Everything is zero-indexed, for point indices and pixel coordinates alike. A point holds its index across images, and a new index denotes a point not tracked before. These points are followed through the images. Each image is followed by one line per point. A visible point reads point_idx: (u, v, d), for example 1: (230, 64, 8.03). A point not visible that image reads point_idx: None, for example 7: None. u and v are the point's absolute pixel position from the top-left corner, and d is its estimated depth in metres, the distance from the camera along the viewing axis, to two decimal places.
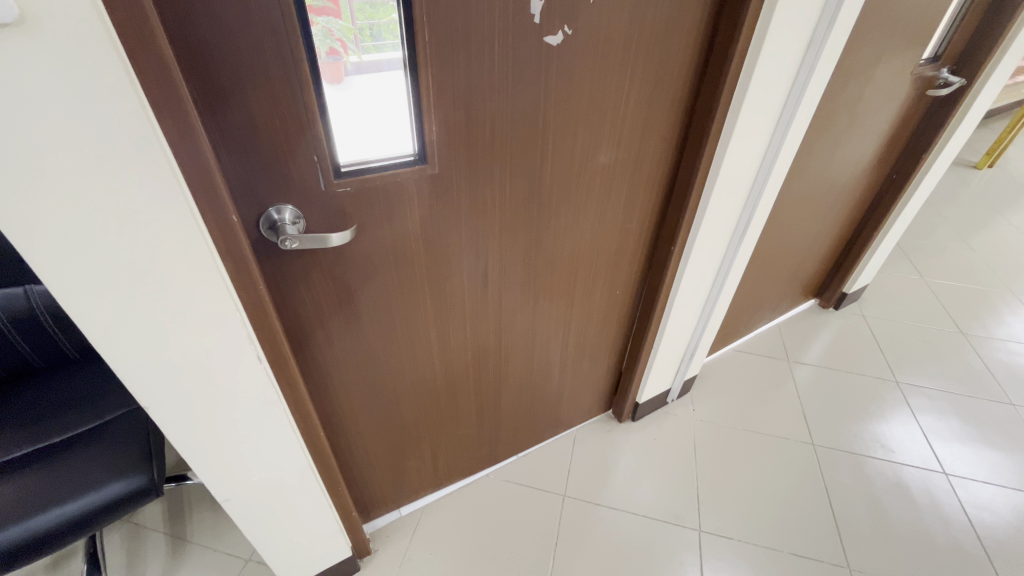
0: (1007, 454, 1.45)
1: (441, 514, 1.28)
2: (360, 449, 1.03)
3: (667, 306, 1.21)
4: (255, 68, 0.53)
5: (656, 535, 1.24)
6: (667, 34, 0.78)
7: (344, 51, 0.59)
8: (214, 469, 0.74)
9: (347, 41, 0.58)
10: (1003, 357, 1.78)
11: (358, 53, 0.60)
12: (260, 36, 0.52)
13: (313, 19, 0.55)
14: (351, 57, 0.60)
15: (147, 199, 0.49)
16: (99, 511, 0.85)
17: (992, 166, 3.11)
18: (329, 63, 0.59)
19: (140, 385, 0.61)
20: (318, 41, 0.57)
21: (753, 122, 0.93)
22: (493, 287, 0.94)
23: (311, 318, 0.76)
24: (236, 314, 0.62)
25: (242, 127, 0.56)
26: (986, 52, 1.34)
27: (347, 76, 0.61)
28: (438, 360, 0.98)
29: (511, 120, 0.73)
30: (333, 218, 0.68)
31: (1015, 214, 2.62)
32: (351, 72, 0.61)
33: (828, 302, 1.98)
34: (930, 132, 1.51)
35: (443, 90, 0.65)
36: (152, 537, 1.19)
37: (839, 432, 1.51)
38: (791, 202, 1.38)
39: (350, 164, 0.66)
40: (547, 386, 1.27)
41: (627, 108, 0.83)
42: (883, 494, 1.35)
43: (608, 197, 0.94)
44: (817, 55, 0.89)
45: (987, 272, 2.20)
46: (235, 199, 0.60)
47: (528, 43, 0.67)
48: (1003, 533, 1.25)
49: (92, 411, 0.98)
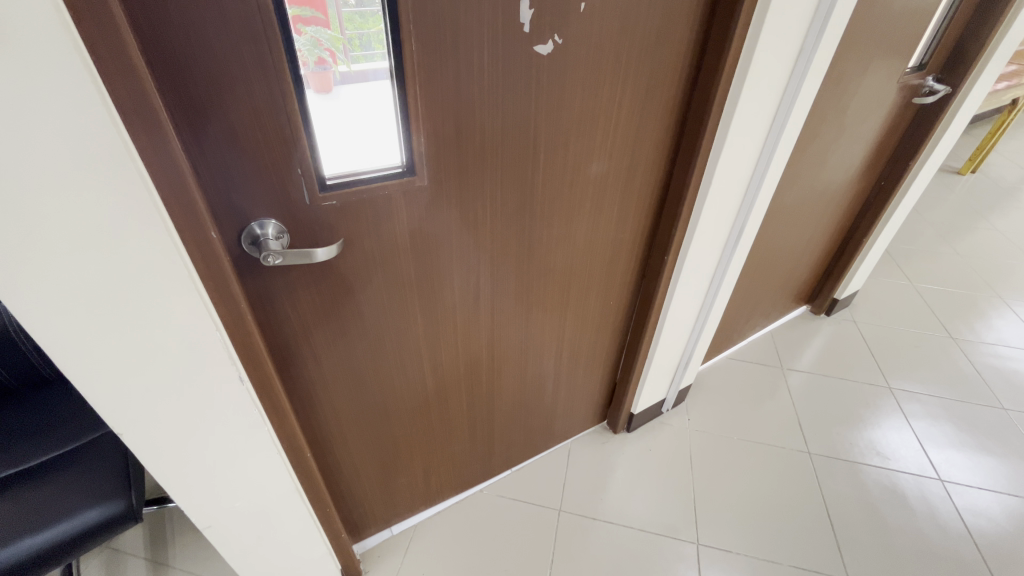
0: (1000, 459, 1.45)
1: (434, 532, 1.24)
2: (350, 469, 1.00)
3: (662, 316, 1.19)
4: (235, 80, 0.51)
5: (653, 549, 1.22)
6: (658, 43, 0.77)
7: (332, 60, 0.57)
8: (192, 497, 0.70)
9: (335, 50, 0.57)
10: (993, 362, 1.79)
11: (347, 62, 0.58)
12: (240, 45, 0.50)
13: (299, 29, 0.54)
14: (340, 67, 0.58)
15: (124, 217, 0.47)
16: (75, 540, 0.81)
17: (975, 171, 3.16)
18: (317, 73, 0.57)
19: (113, 412, 0.57)
20: (305, 51, 0.55)
21: (744, 131, 0.92)
22: (485, 301, 0.92)
23: (297, 335, 0.74)
24: (217, 334, 0.60)
25: (221, 139, 0.54)
26: (971, 60, 1.36)
27: (335, 85, 0.59)
28: (429, 373, 0.95)
29: (503, 130, 0.72)
30: (318, 231, 0.66)
31: (999, 219, 2.66)
32: (339, 82, 0.59)
33: (820, 308, 1.98)
34: (916, 140, 1.52)
35: (430, 100, 0.64)
36: (132, 562, 1.14)
37: (835, 439, 1.50)
38: (783, 208, 1.38)
39: (336, 176, 0.64)
40: (540, 398, 1.24)
41: (619, 117, 0.82)
42: (881, 502, 1.34)
43: (600, 208, 0.93)
44: (807, 65, 0.89)
45: (974, 276, 2.23)
46: (213, 211, 0.58)
47: (518, 53, 0.66)
48: (1000, 539, 1.25)
49: (65, 434, 0.94)
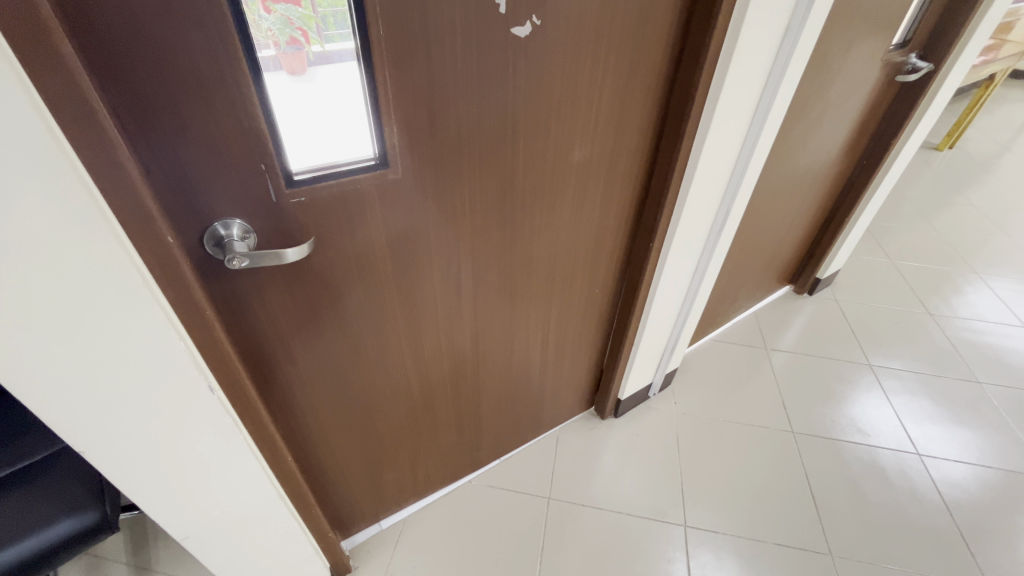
0: (974, 431, 1.49)
1: (424, 525, 1.24)
2: (334, 468, 0.98)
3: (647, 302, 1.18)
4: (184, 70, 0.47)
5: (642, 533, 1.23)
6: (640, 23, 0.74)
7: (305, 40, 0.53)
8: (167, 508, 0.68)
9: (307, 29, 0.53)
10: (968, 336, 1.84)
11: (321, 42, 0.54)
12: (184, 29, 0.45)
13: (269, 6, 0.50)
14: (313, 47, 0.54)
15: (66, 226, 0.43)
16: (48, 553, 0.78)
17: (952, 147, 3.19)
18: (290, 54, 0.53)
19: (74, 430, 0.54)
20: (276, 30, 0.51)
21: (728, 116, 0.90)
22: (467, 295, 0.90)
23: (271, 337, 0.71)
24: (181, 344, 0.56)
25: (172, 134, 0.49)
26: (953, 37, 1.34)
27: (309, 66, 0.55)
28: (412, 368, 0.93)
29: (479, 118, 0.69)
30: (288, 230, 0.62)
31: (974, 194, 2.70)
32: (314, 62, 0.55)
33: (803, 288, 2.00)
34: (898, 120, 1.52)
35: (401, 88, 0.60)
36: (113, 568, 1.12)
37: (817, 418, 1.53)
38: (767, 190, 1.38)
39: (303, 171, 0.60)
40: (526, 388, 1.23)
41: (601, 101, 0.79)
42: (861, 477, 1.37)
43: (584, 196, 0.91)
44: (792, 47, 0.87)
45: (951, 252, 2.27)
46: (171, 214, 0.54)
47: (494, 35, 0.62)
48: (973, 509, 1.30)
49: (28, 446, 0.88)
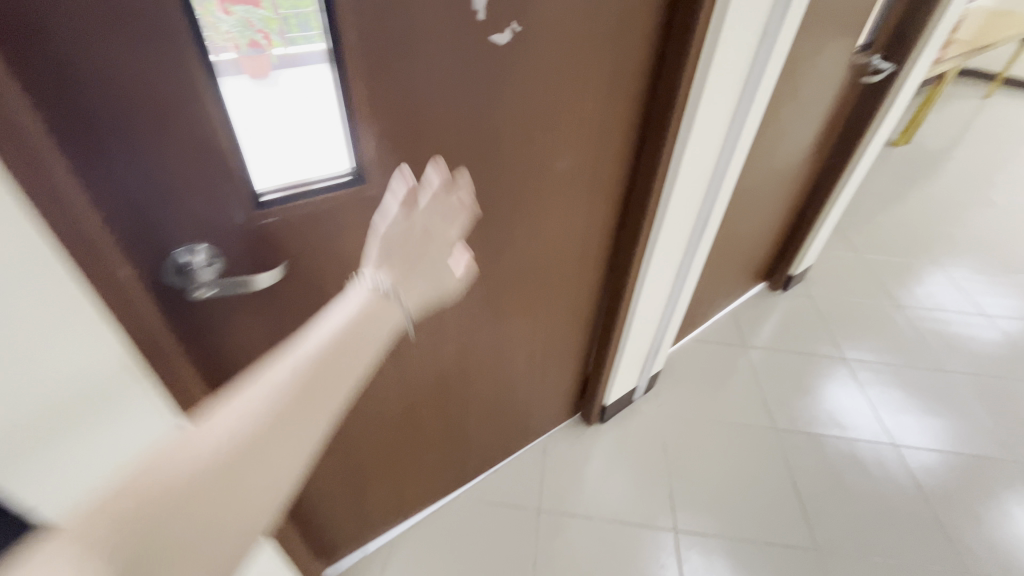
0: (943, 419, 1.55)
1: (411, 546, 1.20)
2: (316, 495, 0.94)
3: (631, 308, 1.17)
4: (135, 84, 0.43)
5: (634, 540, 1.22)
6: (622, 28, 0.73)
7: (267, 43, 0.49)
8: None
9: (269, 32, 0.49)
10: (932, 325, 1.91)
11: (284, 45, 0.50)
12: (134, 39, 0.41)
13: (227, 8, 0.45)
14: (276, 49, 0.50)
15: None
16: None
17: (907, 142, 3.32)
18: (252, 57, 0.49)
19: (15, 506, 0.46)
20: (234, 33, 0.47)
21: (708, 120, 0.90)
22: (450, 310, 0.86)
23: (243, 366, 0.66)
24: (141, 387, 0.51)
25: (123, 155, 0.45)
26: (913, 39, 1.39)
27: (273, 71, 0.51)
28: (395, 388, 0.89)
29: (460, 129, 0.65)
30: (257, 253, 0.58)
31: (928, 187, 2.82)
32: (278, 66, 0.51)
33: (778, 284, 2.03)
34: (863, 119, 1.56)
35: (377, 101, 0.57)
36: None
37: (797, 413, 1.56)
38: (742, 190, 1.39)
39: (272, 190, 0.56)
40: (512, 399, 1.21)
41: (583, 108, 0.77)
42: (842, 470, 1.40)
43: (567, 204, 0.89)
44: (767, 52, 0.87)
45: (912, 244, 2.35)
46: (125, 242, 0.49)
47: (473, 43, 0.60)
48: (946, 496, 1.35)
49: None
